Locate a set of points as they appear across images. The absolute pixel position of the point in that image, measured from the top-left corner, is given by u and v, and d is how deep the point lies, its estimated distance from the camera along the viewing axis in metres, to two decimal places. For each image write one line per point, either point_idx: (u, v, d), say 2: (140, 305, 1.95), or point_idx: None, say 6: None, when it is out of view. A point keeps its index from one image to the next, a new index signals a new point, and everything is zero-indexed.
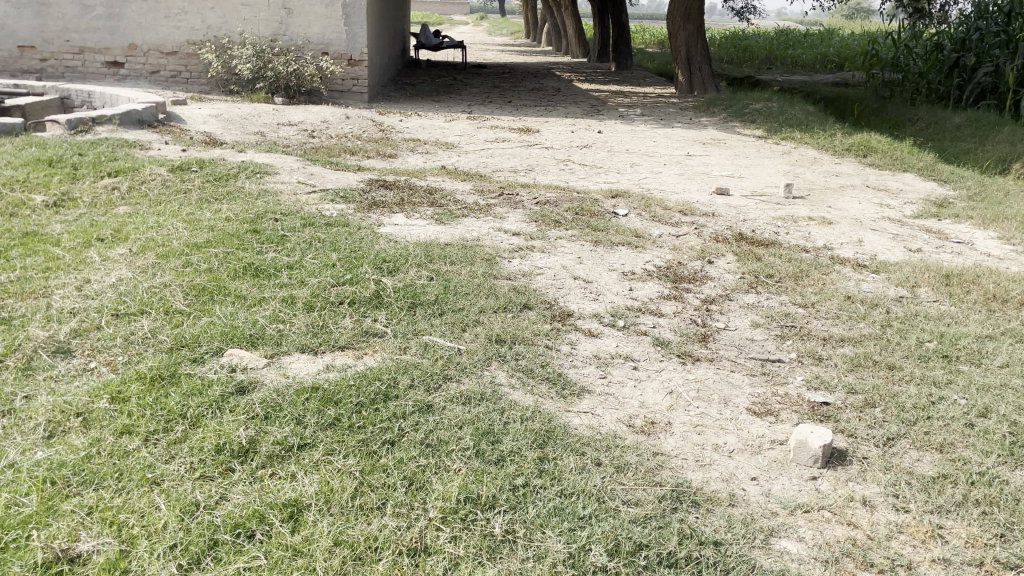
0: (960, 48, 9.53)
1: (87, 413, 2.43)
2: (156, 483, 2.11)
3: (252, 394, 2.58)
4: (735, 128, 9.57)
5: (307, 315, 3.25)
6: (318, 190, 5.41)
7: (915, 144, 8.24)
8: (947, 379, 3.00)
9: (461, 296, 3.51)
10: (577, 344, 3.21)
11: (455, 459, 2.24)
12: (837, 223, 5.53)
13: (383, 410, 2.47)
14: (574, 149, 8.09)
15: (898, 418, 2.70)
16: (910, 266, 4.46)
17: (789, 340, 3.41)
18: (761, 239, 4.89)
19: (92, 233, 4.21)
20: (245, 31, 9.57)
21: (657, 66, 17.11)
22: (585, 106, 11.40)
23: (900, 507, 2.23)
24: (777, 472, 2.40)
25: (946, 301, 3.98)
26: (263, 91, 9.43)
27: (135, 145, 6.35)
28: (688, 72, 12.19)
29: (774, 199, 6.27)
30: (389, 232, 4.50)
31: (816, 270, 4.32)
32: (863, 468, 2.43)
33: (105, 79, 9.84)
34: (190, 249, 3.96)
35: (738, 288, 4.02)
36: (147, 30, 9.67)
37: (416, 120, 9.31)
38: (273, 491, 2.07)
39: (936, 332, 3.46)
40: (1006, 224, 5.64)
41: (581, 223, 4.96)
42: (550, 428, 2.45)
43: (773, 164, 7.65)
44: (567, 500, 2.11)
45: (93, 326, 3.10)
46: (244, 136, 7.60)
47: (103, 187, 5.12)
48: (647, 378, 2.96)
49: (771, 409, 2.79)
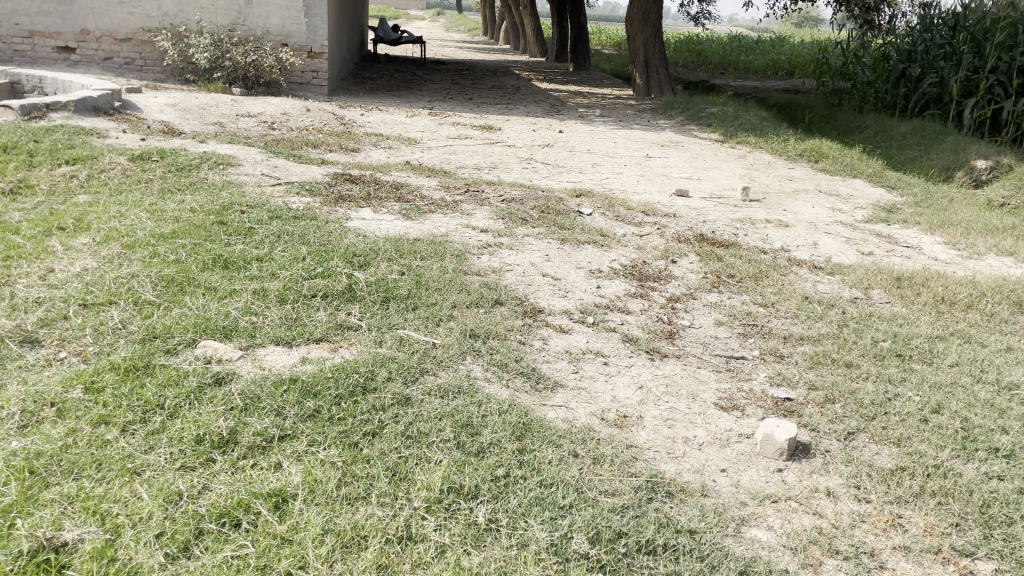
0: (907, 59, 9.84)
1: (60, 403, 2.40)
2: (136, 473, 2.11)
3: (229, 385, 2.57)
4: (692, 131, 9.75)
5: (280, 308, 3.24)
6: (283, 182, 5.38)
7: (865, 151, 8.51)
8: (902, 377, 3.14)
9: (433, 291, 3.55)
10: (549, 339, 3.27)
11: (435, 451, 2.28)
12: (793, 226, 5.70)
13: (362, 402, 2.50)
14: (536, 148, 8.17)
15: (857, 413, 2.82)
16: (863, 269, 4.63)
17: (752, 337, 3.53)
18: (721, 240, 5.02)
19: (53, 222, 4.13)
20: (202, 20, 9.41)
21: (614, 68, 17.31)
22: (545, 106, 11.49)
23: (862, 498, 2.35)
24: (746, 464, 2.50)
25: (897, 303, 4.15)
26: (220, 81, 9.29)
27: (92, 133, 6.22)
28: (646, 75, 12.36)
29: (732, 201, 6.43)
30: (357, 226, 4.50)
31: (775, 271, 4.46)
32: (826, 461, 2.54)
33: (55, 64, 9.59)
34: (156, 240, 3.91)
35: (701, 287, 4.12)
36: (100, 16, 9.45)
37: (377, 114, 9.28)
38: (257, 481, 2.08)
39: (890, 332, 3.60)
40: (951, 230, 5.87)
41: (547, 221, 5.02)
42: (527, 421, 2.51)
43: (730, 167, 7.83)
44: (547, 490, 2.17)
45: (60, 316, 3.05)
46: (203, 126, 7.49)
47: (61, 175, 5.01)
48: (618, 373, 3.04)
49: (737, 404, 2.89)
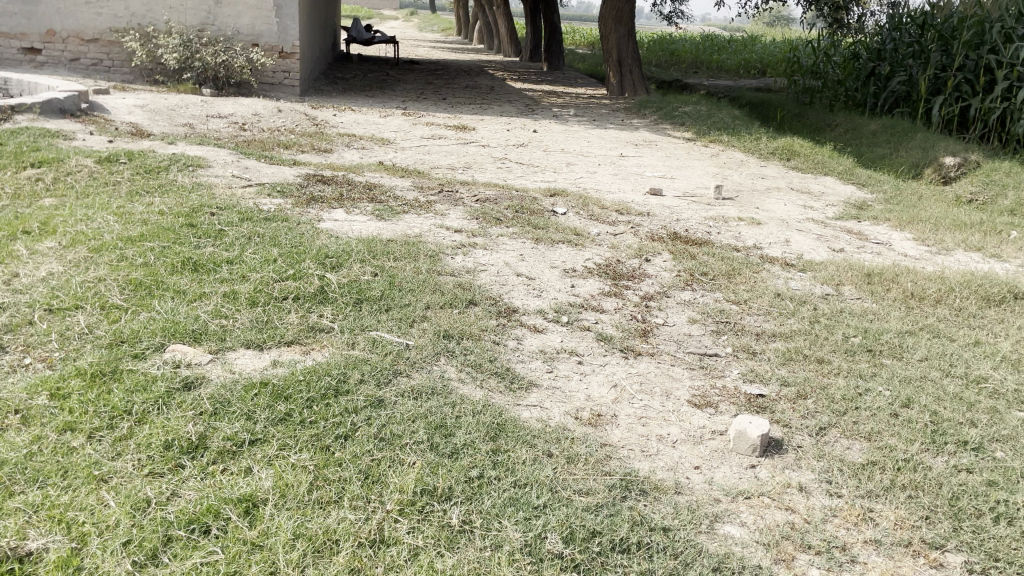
0: (876, 57, 9.94)
1: (25, 411, 2.36)
2: (103, 480, 2.07)
3: (198, 390, 2.54)
4: (665, 130, 9.80)
5: (251, 311, 3.21)
6: (254, 184, 5.33)
7: (835, 149, 8.60)
8: (873, 372, 3.17)
9: (406, 291, 3.53)
10: (523, 339, 3.26)
11: (408, 452, 2.27)
12: (765, 223, 5.74)
13: (334, 405, 2.47)
14: (511, 147, 8.16)
15: (829, 409, 2.85)
16: (834, 265, 4.67)
17: (725, 335, 3.54)
18: (695, 238, 5.05)
19: (18, 226, 4.06)
20: (171, 20, 9.29)
21: (588, 67, 17.36)
22: (520, 105, 11.49)
23: (834, 492, 2.36)
24: (719, 461, 2.51)
25: (868, 299, 4.19)
26: (190, 81, 9.19)
27: (58, 135, 6.13)
28: (620, 74, 12.40)
29: (705, 199, 6.47)
30: (330, 228, 4.47)
31: (748, 269, 4.48)
32: (798, 456, 2.55)
33: (21, 65, 9.43)
34: (124, 243, 3.86)
35: (675, 285, 4.14)
36: (66, 16, 9.30)
37: (351, 114, 9.22)
38: (227, 487, 2.05)
39: (860, 328, 3.64)
40: (920, 226, 5.95)
41: (521, 221, 5.01)
42: (502, 421, 2.50)
43: (703, 165, 7.87)
44: (521, 490, 2.16)
45: (25, 322, 3.00)
46: (172, 128, 7.40)
47: (26, 178, 4.93)
48: (592, 372, 3.04)
49: (710, 401, 2.90)
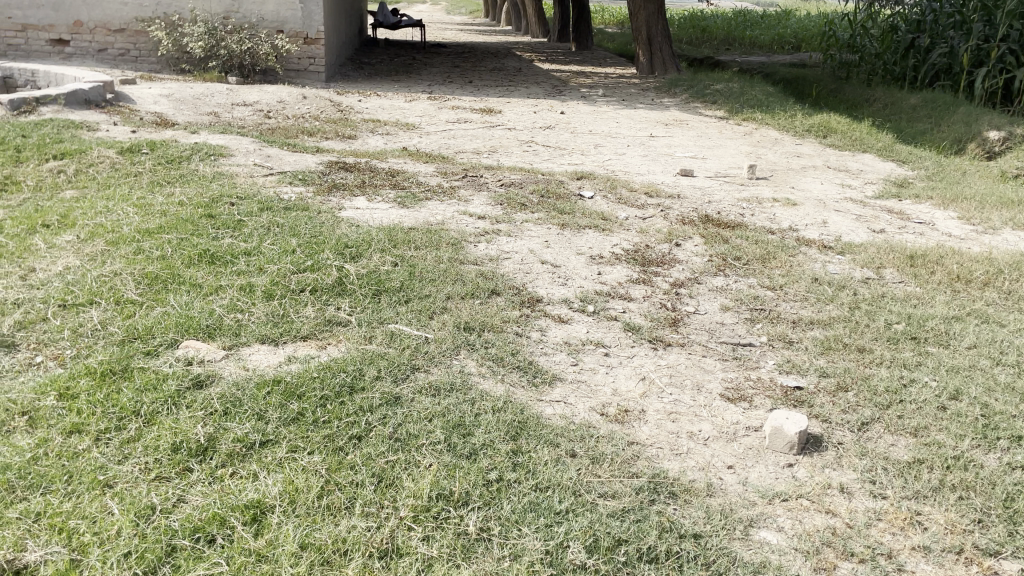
0: (916, 29, 9.59)
1: (33, 412, 2.29)
2: (108, 486, 2.00)
3: (210, 388, 2.45)
4: (697, 109, 9.55)
5: (267, 304, 3.12)
6: (276, 172, 5.26)
7: (874, 125, 8.31)
8: (917, 362, 3.00)
9: (427, 282, 3.42)
10: (547, 330, 3.14)
11: (424, 454, 2.16)
12: (801, 204, 5.52)
13: (349, 403, 2.37)
14: (537, 130, 8.00)
15: (871, 402, 2.68)
16: (875, 247, 4.47)
17: (760, 323, 3.39)
18: (727, 220, 4.87)
19: (37, 219, 4.02)
20: (196, 8, 9.23)
21: (618, 46, 17.07)
22: (547, 87, 11.31)
23: (878, 494, 2.21)
24: (754, 460, 2.37)
25: (911, 282, 3.99)
26: (216, 69, 9.15)
27: (81, 126, 6.11)
28: (649, 53, 12.13)
29: (738, 179, 6.28)
30: (351, 216, 4.38)
31: (783, 252, 4.30)
32: (840, 454, 2.40)
33: (49, 57, 9.45)
34: (142, 236, 3.79)
35: (706, 271, 3.98)
36: (92, 7, 9.29)
37: (375, 99, 9.12)
38: (235, 492, 1.97)
39: (904, 314, 3.46)
40: (965, 204, 5.70)
41: (547, 206, 4.87)
42: (523, 419, 2.39)
43: (735, 144, 7.65)
44: (542, 494, 2.05)
45: (39, 318, 2.94)
46: (197, 117, 7.35)
47: (48, 171, 4.90)
48: (620, 365, 2.91)
49: (744, 394, 2.75)
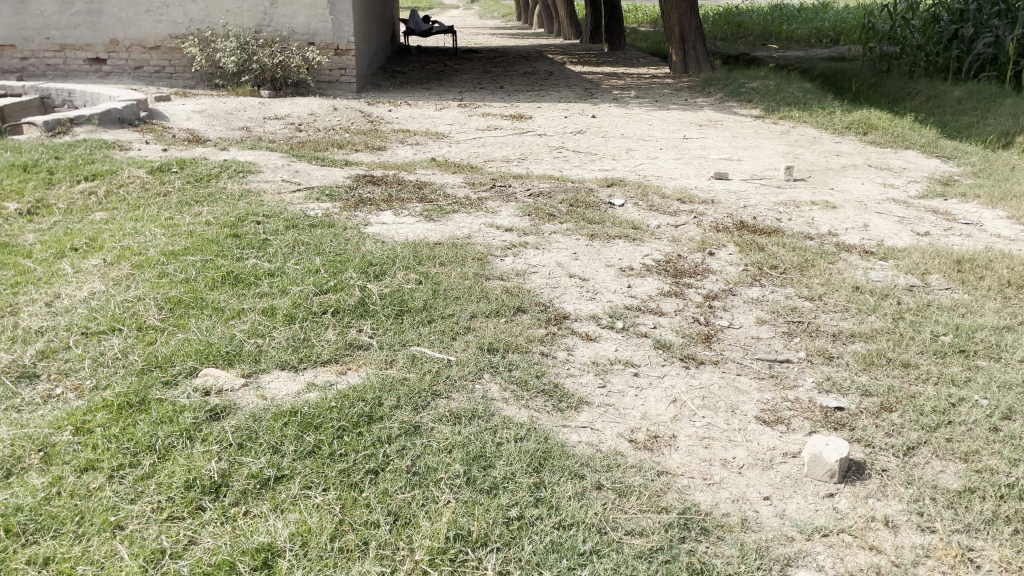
0: (958, 19, 9.37)
1: (48, 448, 2.25)
2: (119, 527, 1.95)
3: (226, 420, 2.39)
4: (731, 108, 9.35)
5: (288, 327, 3.06)
6: (303, 188, 5.22)
7: (916, 119, 8.04)
8: (967, 378, 2.83)
9: (451, 301, 3.34)
10: (574, 349, 3.04)
11: (443, 490, 2.09)
12: (840, 207, 5.34)
13: (367, 435, 2.30)
14: (568, 135, 7.89)
15: (917, 424, 2.53)
16: (919, 251, 4.28)
17: (798, 337, 3.24)
18: (763, 226, 4.71)
19: (66, 243, 4.03)
20: (228, 23, 9.29)
21: (651, 45, 16.87)
22: (578, 90, 11.18)
23: (925, 527, 2.08)
24: (791, 490, 2.24)
25: (959, 289, 3.80)
26: (248, 84, 9.20)
27: (114, 146, 6.16)
28: (682, 52, 11.93)
29: (774, 182, 6.10)
30: (377, 232, 4.33)
31: (822, 259, 4.14)
32: (884, 482, 2.26)
33: (87, 76, 9.54)
34: (167, 258, 3.77)
35: (742, 281, 3.84)
36: (128, 25, 9.36)
37: (406, 109, 9.08)
38: (246, 534, 1.91)
39: (951, 324, 3.28)
40: (1015, 203, 5.46)
41: (576, 216, 4.77)
42: (547, 448, 2.29)
43: (772, 144, 7.45)
44: (565, 533, 1.96)
45: (61, 346, 2.92)
46: (229, 132, 7.39)
47: (79, 193, 4.93)
48: (649, 387, 2.79)
49: (782, 417, 2.62)
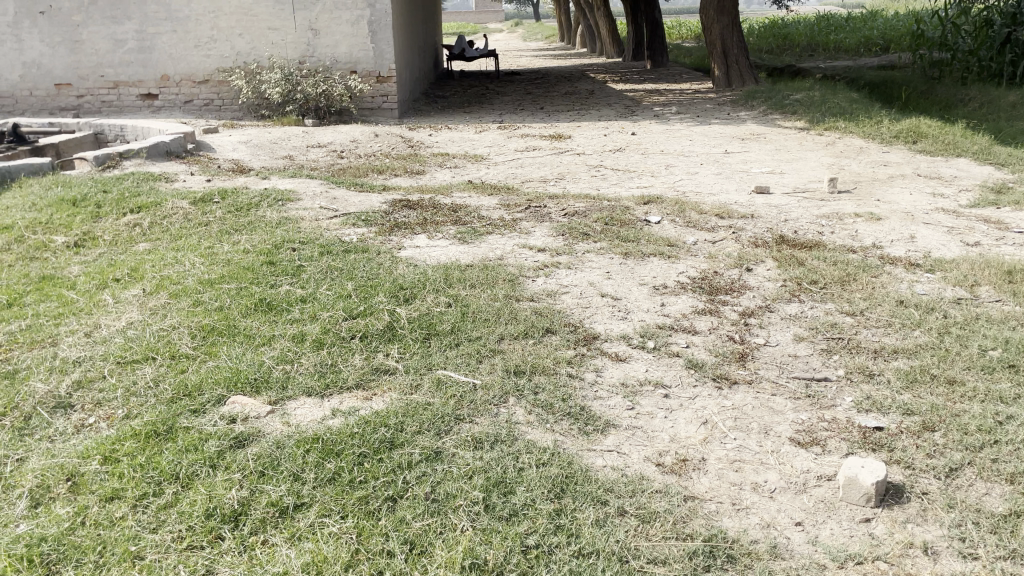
0: (1011, 22, 9.09)
1: (76, 477, 2.28)
2: (139, 558, 1.96)
3: (249, 448, 2.39)
4: (775, 120, 9.19)
5: (316, 353, 3.08)
6: (341, 214, 5.28)
7: (968, 126, 7.80)
8: (1016, 396, 2.69)
9: (479, 323, 3.32)
10: (603, 369, 2.98)
11: (461, 517, 2.06)
12: (886, 218, 5.18)
13: (387, 461, 2.29)
14: (607, 153, 7.85)
15: (961, 444, 2.42)
16: (969, 262, 4.11)
17: (837, 354, 3.13)
18: (804, 240, 4.59)
19: (109, 274, 4.13)
20: (273, 55, 9.51)
21: (695, 61, 16.75)
22: (619, 108, 11.13)
23: (967, 554, 1.97)
24: (825, 515, 2.15)
25: (1010, 300, 3.64)
26: (293, 113, 9.37)
27: (160, 178, 6.31)
28: (725, 66, 11.80)
29: (818, 194, 5.96)
30: (410, 256, 4.34)
31: (864, 273, 4.01)
32: (924, 506, 2.16)
33: (140, 111, 9.82)
34: (204, 286, 3.83)
35: (780, 296, 3.74)
36: (178, 61, 9.63)
37: (446, 133, 9.15)
38: (262, 564, 1.90)
39: (1000, 338, 3.14)
40: None
41: (611, 235, 4.71)
42: (570, 473, 2.24)
43: (816, 156, 7.30)
44: (583, 562, 1.92)
45: (96, 375, 2.97)
46: (272, 161, 7.53)
47: (125, 225, 5.06)
48: (679, 408, 2.71)
49: (817, 438, 2.52)
